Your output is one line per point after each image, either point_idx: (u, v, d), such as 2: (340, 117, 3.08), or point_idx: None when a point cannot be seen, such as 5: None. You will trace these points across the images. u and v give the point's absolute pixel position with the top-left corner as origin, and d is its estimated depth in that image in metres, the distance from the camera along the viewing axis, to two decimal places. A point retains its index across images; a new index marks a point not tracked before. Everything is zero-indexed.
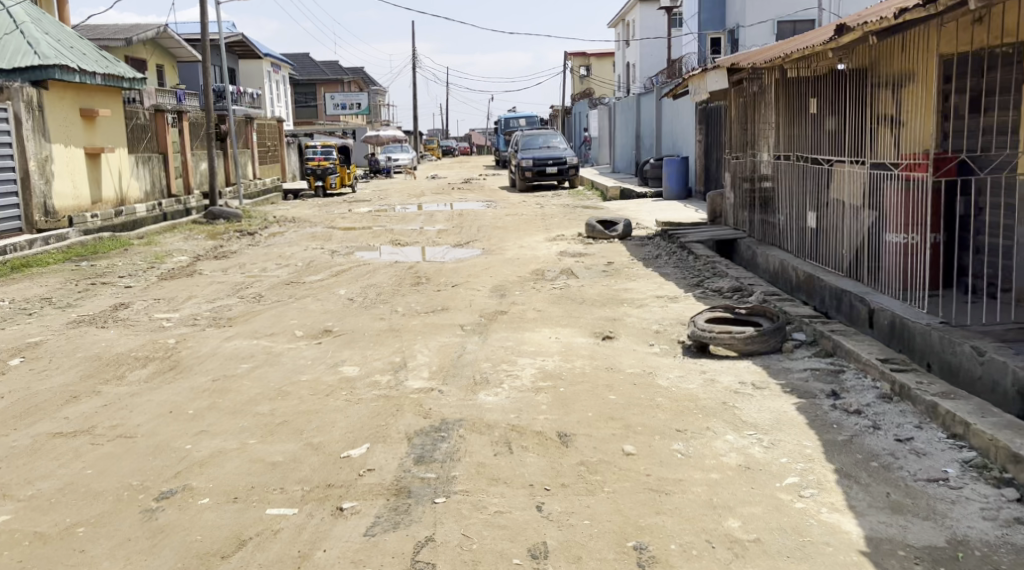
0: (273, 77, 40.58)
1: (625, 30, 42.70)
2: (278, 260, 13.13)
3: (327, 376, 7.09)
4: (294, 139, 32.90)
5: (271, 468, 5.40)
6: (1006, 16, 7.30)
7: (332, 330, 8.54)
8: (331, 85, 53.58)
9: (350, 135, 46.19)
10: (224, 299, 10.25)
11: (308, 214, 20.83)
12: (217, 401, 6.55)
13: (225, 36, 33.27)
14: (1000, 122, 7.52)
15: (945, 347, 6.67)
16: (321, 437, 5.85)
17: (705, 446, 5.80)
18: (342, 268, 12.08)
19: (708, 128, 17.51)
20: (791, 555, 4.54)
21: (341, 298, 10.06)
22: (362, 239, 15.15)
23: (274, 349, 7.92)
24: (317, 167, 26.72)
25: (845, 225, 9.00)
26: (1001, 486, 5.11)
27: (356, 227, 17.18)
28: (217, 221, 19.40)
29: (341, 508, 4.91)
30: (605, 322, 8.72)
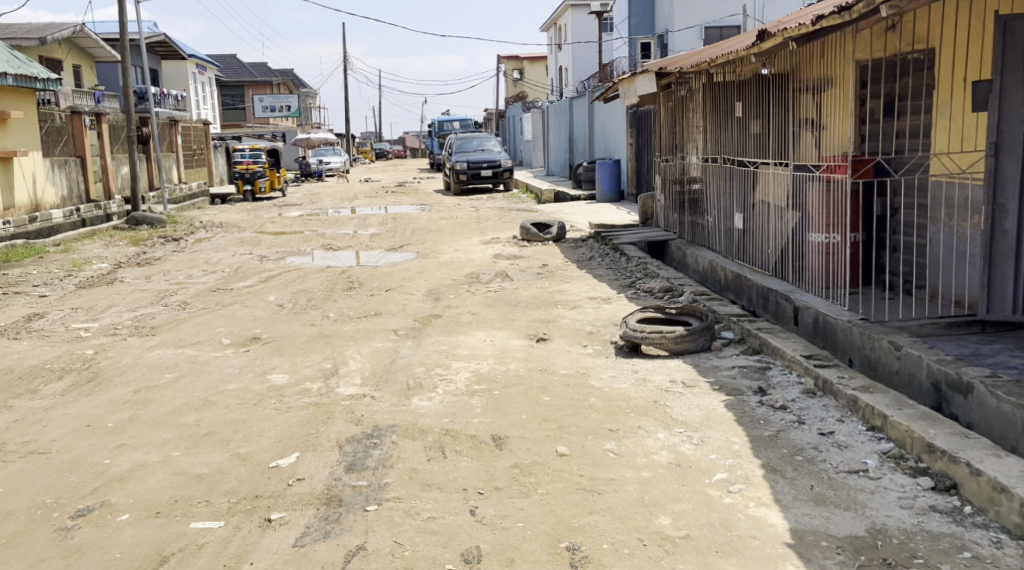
0: (198, 78, 39.99)
1: (556, 33, 42.95)
2: (203, 266, 12.97)
3: (255, 385, 7.05)
4: (220, 143, 32.42)
5: (196, 481, 5.37)
6: (916, 23, 7.61)
7: (261, 337, 8.49)
8: (258, 87, 52.79)
9: (279, 138, 45.66)
10: (147, 307, 10.10)
11: (236, 219, 20.57)
12: (138, 413, 6.48)
13: (146, 36, 32.66)
14: (912, 125, 7.83)
15: (865, 343, 6.89)
16: (248, 447, 5.83)
17: (636, 445, 5.92)
18: (270, 274, 11.97)
19: (640, 132, 17.73)
20: (719, 550, 4.68)
21: (270, 304, 9.99)
22: (292, 244, 15.02)
23: (199, 358, 7.84)
24: (246, 170, 26.36)
25: (770, 225, 9.24)
26: (917, 475, 5.32)
27: (285, 231, 17.00)
28: (140, 227, 19.05)
29: (268, 519, 4.91)
30: (539, 324, 8.81)
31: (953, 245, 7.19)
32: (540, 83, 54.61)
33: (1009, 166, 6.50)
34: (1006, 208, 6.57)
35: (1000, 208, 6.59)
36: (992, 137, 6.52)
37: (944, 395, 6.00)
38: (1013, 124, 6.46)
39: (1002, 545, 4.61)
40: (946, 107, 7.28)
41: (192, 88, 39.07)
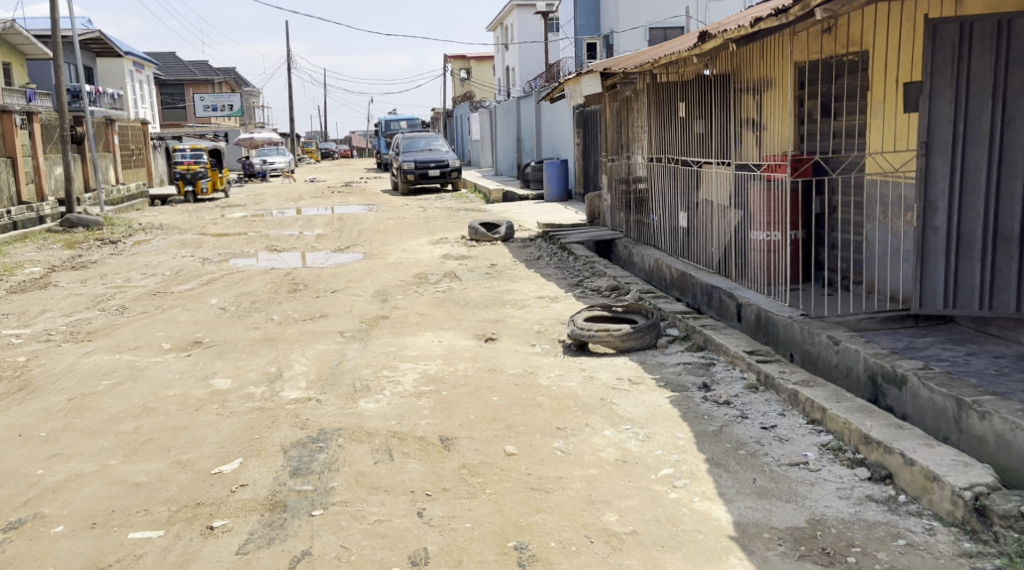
0: (135, 76, 39.33)
1: (503, 32, 43.05)
2: (142, 270, 12.80)
3: (197, 390, 7.01)
4: (159, 143, 31.95)
5: (134, 490, 5.33)
6: (851, 26, 7.83)
7: (203, 341, 8.43)
8: (199, 86, 52.01)
9: (220, 138, 45.09)
10: (82, 312, 9.95)
11: (176, 220, 20.30)
12: (73, 422, 6.40)
13: (80, 34, 32.06)
14: (848, 125, 8.05)
15: (805, 338, 7.06)
16: (189, 454, 5.80)
17: (584, 442, 6.01)
18: (212, 277, 11.86)
19: (586, 132, 17.87)
20: (664, 545, 4.77)
21: (212, 308, 9.91)
22: (234, 245, 14.90)
23: (138, 364, 7.76)
24: (187, 171, 26.00)
25: (713, 223, 9.41)
26: (854, 466, 5.47)
27: (227, 232, 16.84)
28: (75, 229, 18.72)
29: (210, 527, 4.90)
30: (487, 324, 8.86)
31: (889, 241, 7.40)
32: (488, 83, 54.69)
33: (938, 164, 6.42)
34: (936, 205, 6.48)
35: (931, 206, 6.49)
36: (923, 135, 6.43)
37: (880, 388, 6.17)
38: (943, 123, 6.36)
39: (935, 532, 4.75)
40: (880, 107, 7.48)
41: (130, 87, 38.42)
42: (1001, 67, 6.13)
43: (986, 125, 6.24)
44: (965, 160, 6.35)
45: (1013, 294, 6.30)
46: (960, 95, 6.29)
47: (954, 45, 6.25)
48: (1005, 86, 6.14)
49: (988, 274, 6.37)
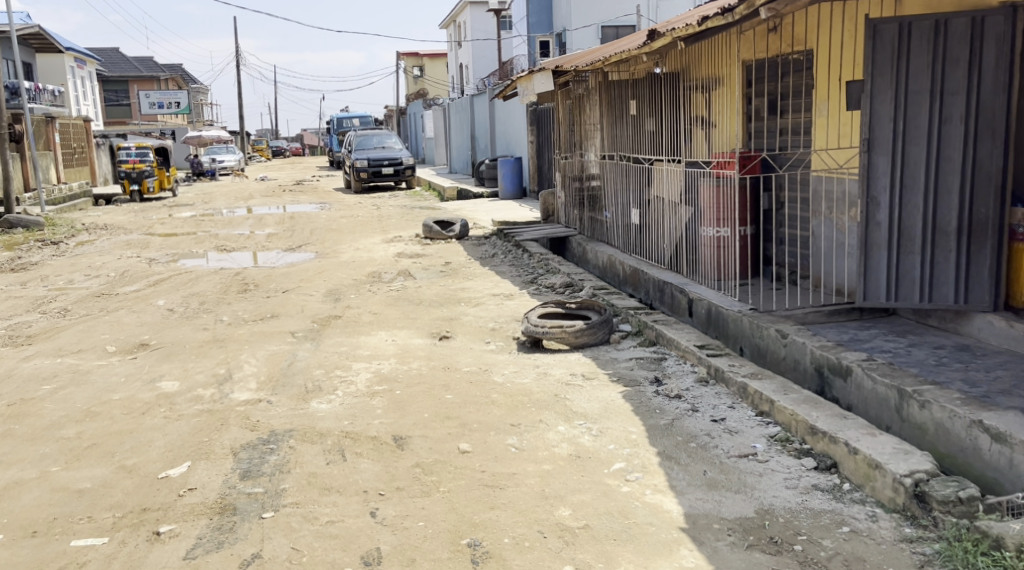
0: (77, 73, 38.66)
1: (456, 30, 43.02)
2: (85, 271, 12.62)
3: (143, 393, 6.95)
4: (102, 141, 31.46)
5: (78, 496, 5.28)
6: (795, 26, 8.00)
7: (149, 344, 8.35)
8: (144, 82, 51.15)
9: (167, 136, 44.47)
10: (23, 316, 9.79)
11: (121, 220, 20.00)
12: (13, 428, 6.32)
13: (18, 29, 31.41)
14: (794, 123, 8.22)
15: (754, 332, 7.18)
16: (135, 459, 5.75)
17: (537, 438, 6.06)
18: (158, 278, 11.73)
19: (539, 130, 17.92)
20: (617, 538, 4.84)
21: (159, 309, 9.82)
22: (182, 245, 14.75)
23: (81, 368, 7.68)
24: (132, 170, 25.62)
25: (665, 220, 9.52)
26: (801, 456, 5.58)
27: (174, 232, 16.64)
28: (14, 230, 18.37)
29: (157, 532, 4.87)
30: (441, 322, 8.88)
31: (834, 236, 7.58)
32: (441, 81, 54.58)
33: (879, 161, 6.57)
34: (878, 200, 6.64)
35: (873, 201, 6.65)
36: (864, 133, 6.59)
37: (826, 380, 6.29)
38: (884, 121, 6.52)
39: (877, 518, 4.86)
40: (824, 105, 7.64)
41: (72, 84, 37.72)
42: (938, 66, 6.29)
43: (924, 122, 6.40)
44: (904, 156, 6.50)
45: (950, 287, 6.46)
46: (900, 93, 6.44)
47: (894, 45, 6.40)
48: (942, 84, 6.30)
49: (927, 267, 6.53)
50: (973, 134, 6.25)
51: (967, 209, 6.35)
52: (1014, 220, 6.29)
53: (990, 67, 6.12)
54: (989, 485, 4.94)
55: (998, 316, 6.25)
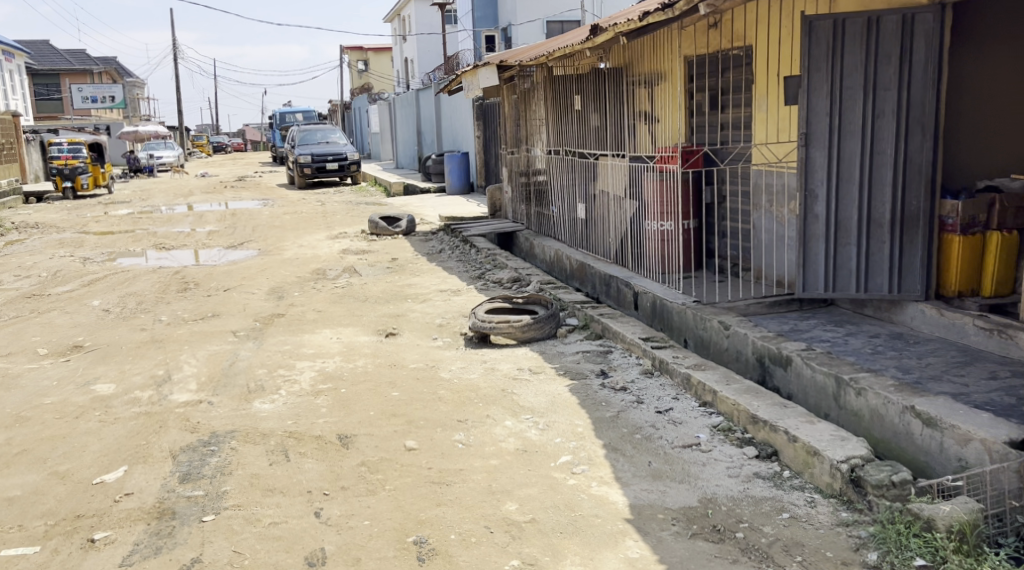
0: (6, 67, 37.67)
1: (401, 24, 42.79)
2: (16, 271, 12.33)
3: (77, 397, 6.82)
4: (33, 137, 30.71)
5: (8, 505, 5.18)
6: (734, 22, 8.12)
7: (83, 346, 8.20)
8: (77, 76, 50.08)
9: (102, 131, 43.58)
10: None
11: (54, 218, 19.56)
12: None
13: None
14: (736, 118, 8.35)
15: (698, 324, 7.27)
16: (69, 464, 5.66)
17: (484, 433, 6.08)
18: (93, 277, 11.52)
19: (486, 125, 17.92)
20: (563, 531, 4.88)
21: (94, 310, 9.64)
22: (118, 244, 14.49)
23: (12, 372, 7.51)
24: (65, 166, 25.08)
25: (610, 215, 9.59)
26: (743, 445, 5.66)
27: (109, 231, 16.33)
28: None
29: (91, 540, 4.80)
30: (387, 319, 8.85)
31: (774, 229, 7.72)
32: (387, 76, 54.26)
33: (817, 155, 6.70)
34: (816, 194, 6.77)
35: (811, 194, 6.78)
36: (802, 127, 6.70)
37: (767, 369, 6.40)
38: (820, 115, 6.65)
39: (816, 504, 4.96)
40: (763, 101, 7.78)
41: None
42: (871, 62, 6.42)
43: (858, 116, 6.53)
44: (840, 150, 6.63)
45: (885, 277, 6.60)
46: (835, 89, 6.57)
47: (829, 41, 6.52)
48: (875, 80, 6.43)
49: (863, 258, 6.66)
50: (905, 128, 6.39)
51: (900, 201, 6.49)
52: (944, 211, 6.45)
53: (920, 62, 6.26)
54: (921, 468, 5.08)
55: (930, 305, 6.42)
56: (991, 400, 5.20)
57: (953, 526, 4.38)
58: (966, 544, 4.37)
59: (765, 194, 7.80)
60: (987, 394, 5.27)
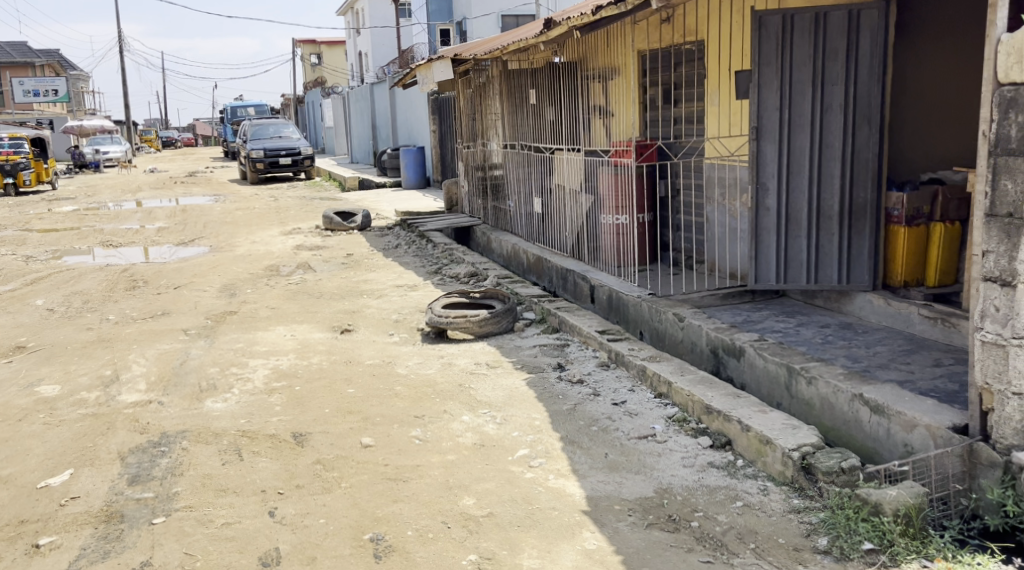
0: None
1: (354, 18, 42.51)
2: None
3: (21, 399, 6.69)
4: None
5: None
6: (686, 17, 8.18)
7: (27, 346, 8.05)
8: (19, 69, 49.05)
9: (46, 126, 42.70)
10: None
11: None
12: None
13: None
14: (688, 112, 8.42)
15: (653, 316, 7.32)
16: (13, 469, 5.55)
17: (441, 429, 6.06)
18: (38, 276, 11.29)
19: (441, 119, 17.87)
20: (520, 524, 4.89)
21: (39, 309, 9.46)
22: (63, 242, 14.20)
23: None
24: (6, 162, 24.51)
25: (566, 209, 9.61)
26: (698, 435, 5.71)
27: (54, 228, 16.01)
28: None
29: (37, 545, 4.72)
30: (343, 315, 8.79)
31: (727, 222, 7.81)
32: (340, 69, 53.85)
33: (768, 149, 6.75)
34: (767, 187, 6.83)
35: (762, 187, 6.84)
36: (753, 122, 6.76)
37: (721, 360, 6.46)
38: (770, 110, 6.71)
39: (768, 491, 5.01)
40: (715, 96, 7.87)
41: None
42: (818, 57, 6.49)
43: (807, 111, 6.60)
44: (790, 143, 6.69)
45: (834, 267, 6.69)
46: (784, 84, 6.63)
47: (778, 36, 6.58)
48: (823, 74, 6.51)
49: (813, 249, 6.74)
50: (852, 122, 6.48)
51: (848, 193, 6.59)
52: (889, 203, 6.58)
53: (867, 57, 6.36)
54: (869, 455, 5.16)
55: (877, 295, 6.53)
56: (936, 386, 5.30)
57: (900, 509, 4.46)
58: (913, 526, 4.46)
59: (718, 188, 7.88)
60: (931, 381, 5.37)
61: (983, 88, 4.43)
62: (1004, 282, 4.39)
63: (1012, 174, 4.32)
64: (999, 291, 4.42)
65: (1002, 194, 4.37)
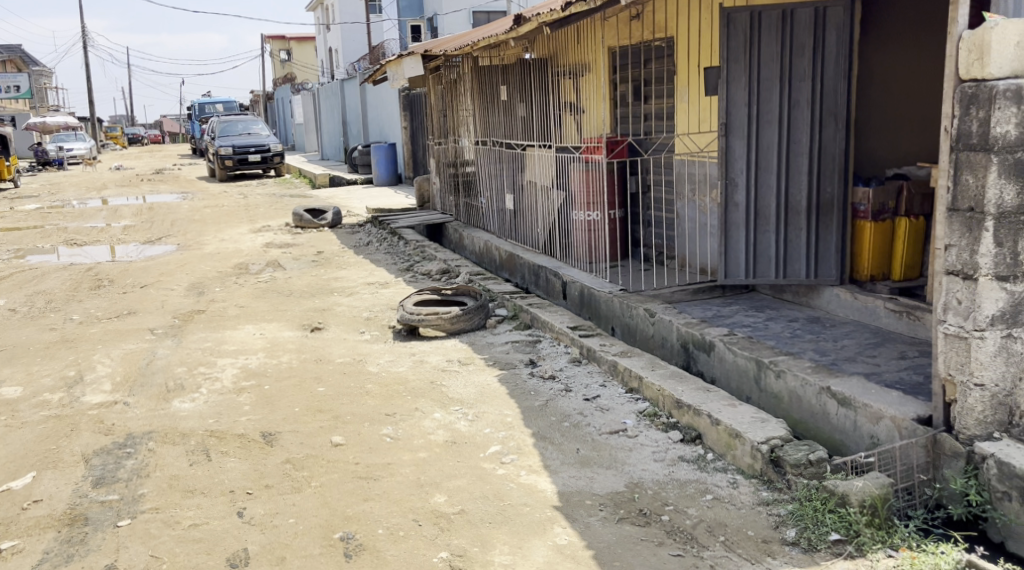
0: None
1: (323, 13, 42.29)
2: None
3: None
4: None
5: None
6: (655, 13, 8.20)
7: None
8: None
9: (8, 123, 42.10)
10: None
11: None
12: None
13: None
14: (658, 108, 8.45)
15: (624, 312, 7.33)
16: None
17: (413, 426, 6.04)
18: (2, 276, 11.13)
19: (413, 115, 17.81)
20: (492, 521, 4.88)
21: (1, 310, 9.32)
22: (26, 241, 14.00)
23: None
24: None
25: (538, 205, 9.61)
26: (668, 430, 5.73)
27: (17, 227, 15.78)
28: None
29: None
30: (313, 313, 8.74)
31: (697, 218, 7.85)
32: (310, 65, 53.53)
33: (737, 145, 6.77)
34: (736, 182, 6.85)
35: (731, 183, 6.86)
36: (722, 118, 6.78)
37: (692, 355, 6.49)
38: (739, 105, 6.73)
39: (737, 485, 5.04)
40: (684, 92, 7.90)
41: None
42: (786, 53, 6.52)
43: (775, 106, 6.63)
44: (759, 139, 6.72)
45: (803, 262, 6.73)
46: (752, 79, 6.66)
47: (746, 33, 6.61)
48: (790, 70, 6.54)
49: (782, 244, 6.78)
50: (819, 118, 6.52)
51: (815, 188, 6.62)
52: (856, 199, 6.64)
53: (832, 54, 6.40)
54: (837, 447, 5.20)
55: (844, 289, 6.58)
56: (901, 378, 5.36)
57: (866, 500, 4.50)
58: (878, 516, 4.50)
59: (688, 184, 7.91)
60: (897, 373, 5.43)
61: (945, 84, 4.46)
62: (966, 275, 4.44)
63: (973, 169, 4.36)
64: (961, 284, 4.47)
65: (964, 188, 4.42)
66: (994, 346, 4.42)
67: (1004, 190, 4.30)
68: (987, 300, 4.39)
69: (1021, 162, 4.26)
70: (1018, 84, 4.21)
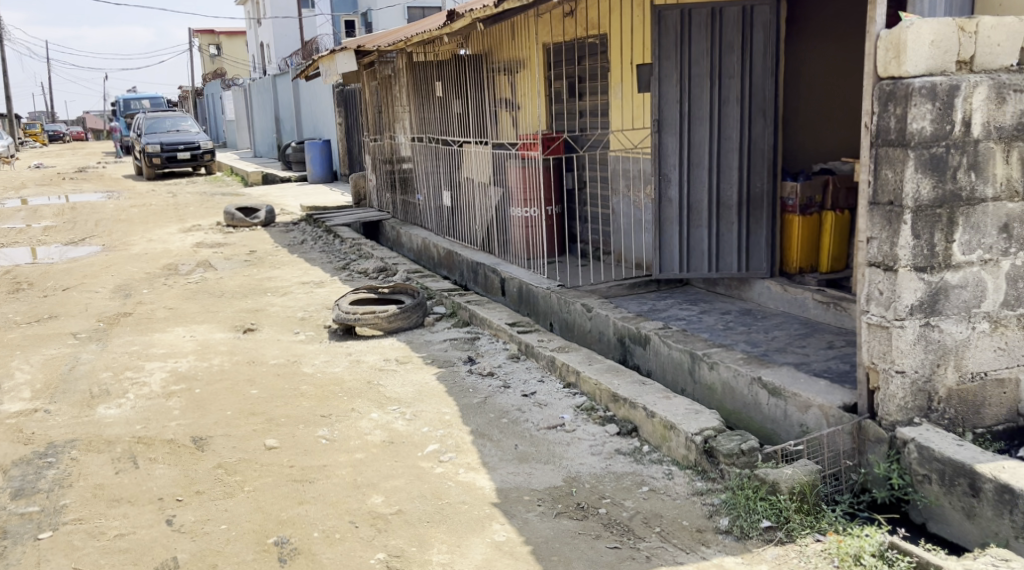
0: None
1: (253, 7, 41.65)
2: None
3: None
4: None
5: None
6: (589, 11, 8.21)
7: None
8: None
9: None
10: None
11: None
12: None
13: None
14: (593, 105, 8.48)
15: (562, 307, 7.34)
16: None
17: (349, 427, 5.97)
18: None
19: (348, 111, 17.62)
20: (430, 520, 4.84)
21: None
22: None
23: None
24: None
25: (475, 202, 9.57)
26: (605, 423, 5.74)
27: None
28: None
29: None
30: (245, 314, 8.59)
31: (632, 213, 7.91)
32: (241, 60, 52.71)
33: (669, 141, 6.80)
34: (669, 178, 6.88)
35: (664, 178, 6.89)
36: (654, 114, 6.80)
37: (628, 348, 6.52)
38: (671, 102, 6.77)
39: (673, 476, 5.08)
40: (618, 90, 7.93)
41: None
42: (716, 51, 6.59)
43: (706, 103, 6.69)
44: (691, 136, 6.78)
45: (735, 256, 6.81)
46: (684, 77, 6.70)
47: (677, 30, 6.65)
48: (720, 67, 6.60)
49: (714, 238, 6.84)
50: (748, 114, 6.60)
51: (745, 183, 6.71)
52: (785, 193, 6.75)
53: (760, 52, 6.50)
54: (768, 436, 5.28)
55: (775, 282, 6.69)
56: (829, 367, 5.45)
57: (795, 487, 4.56)
58: (807, 503, 4.57)
59: (624, 179, 7.97)
60: (825, 362, 5.52)
61: (864, 81, 4.53)
62: (887, 267, 4.52)
63: (892, 164, 4.45)
64: (883, 275, 4.55)
65: (884, 182, 4.51)
66: (913, 335, 4.51)
67: (920, 184, 4.39)
68: (906, 290, 4.48)
69: (936, 157, 4.37)
70: (932, 82, 4.31)
